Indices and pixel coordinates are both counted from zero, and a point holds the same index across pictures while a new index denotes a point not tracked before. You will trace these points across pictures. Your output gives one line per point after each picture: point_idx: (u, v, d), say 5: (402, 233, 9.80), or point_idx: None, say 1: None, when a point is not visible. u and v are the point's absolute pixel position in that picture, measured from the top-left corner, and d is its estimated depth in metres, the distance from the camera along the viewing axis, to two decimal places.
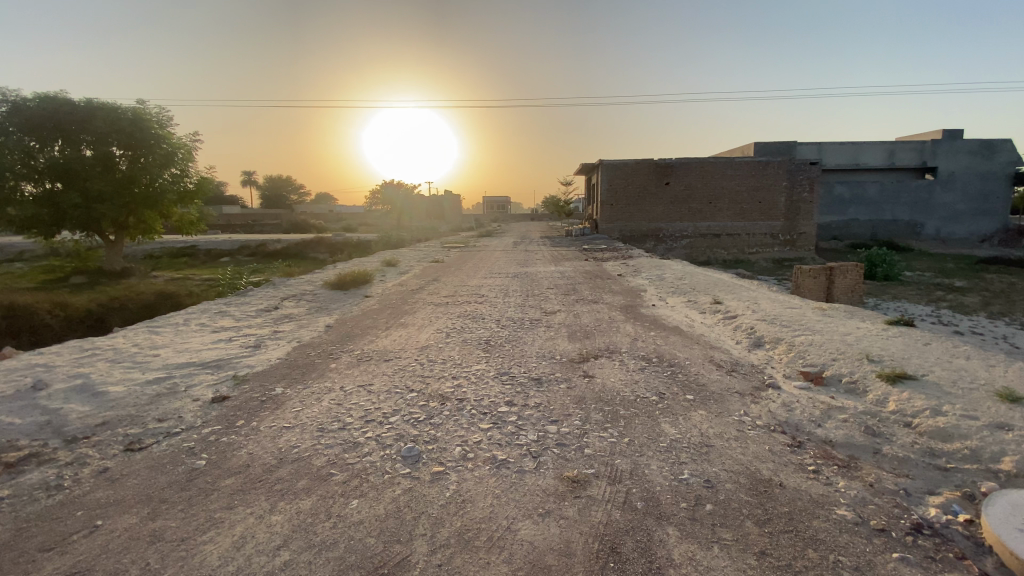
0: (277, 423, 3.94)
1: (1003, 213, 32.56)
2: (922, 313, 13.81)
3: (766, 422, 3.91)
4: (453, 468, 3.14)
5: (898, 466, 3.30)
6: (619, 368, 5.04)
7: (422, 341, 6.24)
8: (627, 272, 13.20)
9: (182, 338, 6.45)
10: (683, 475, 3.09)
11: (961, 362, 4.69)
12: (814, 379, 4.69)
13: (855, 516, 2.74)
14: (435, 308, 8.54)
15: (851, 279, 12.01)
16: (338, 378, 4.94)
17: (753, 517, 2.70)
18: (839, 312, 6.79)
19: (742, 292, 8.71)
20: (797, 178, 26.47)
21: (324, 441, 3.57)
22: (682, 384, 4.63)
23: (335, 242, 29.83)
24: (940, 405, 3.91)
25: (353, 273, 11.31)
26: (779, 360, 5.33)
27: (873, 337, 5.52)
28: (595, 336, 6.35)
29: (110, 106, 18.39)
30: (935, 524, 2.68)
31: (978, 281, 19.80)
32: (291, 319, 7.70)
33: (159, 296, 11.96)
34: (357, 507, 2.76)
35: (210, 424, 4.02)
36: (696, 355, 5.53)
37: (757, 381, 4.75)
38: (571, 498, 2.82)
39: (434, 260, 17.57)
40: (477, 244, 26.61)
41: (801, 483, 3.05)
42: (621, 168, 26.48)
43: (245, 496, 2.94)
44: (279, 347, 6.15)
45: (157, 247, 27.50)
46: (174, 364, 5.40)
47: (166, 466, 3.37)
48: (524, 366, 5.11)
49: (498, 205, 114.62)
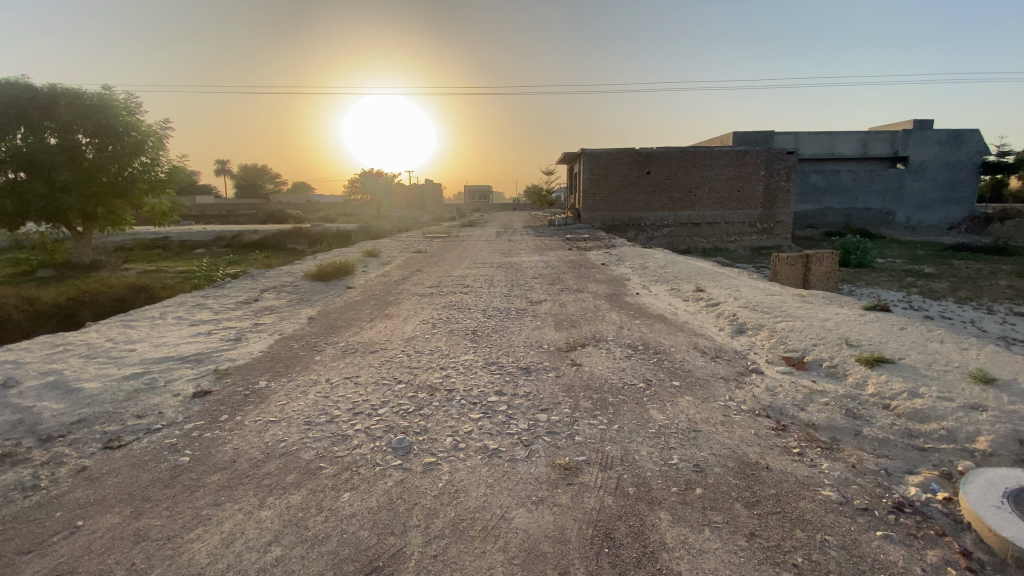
0: (262, 417, 3.86)
1: (971, 200, 33.54)
2: (894, 298, 14.22)
3: (751, 406, 3.98)
4: (444, 458, 3.13)
5: (878, 447, 3.41)
6: (606, 356, 5.08)
7: (408, 332, 6.20)
8: (610, 260, 13.28)
9: (159, 332, 6.27)
10: (672, 460, 3.13)
11: (936, 346, 4.84)
12: (796, 364, 4.79)
13: (840, 496, 2.81)
14: (419, 298, 8.46)
15: (827, 266, 12.29)
16: (324, 370, 4.87)
17: (742, 499, 2.75)
18: (818, 298, 6.94)
19: (724, 280, 8.83)
20: (775, 167, 26.88)
21: (312, 435, 3.52)
22: (667, 370, 4.69)
23: (314, 233, 29.33)
24: (917, 387, 4.03)
25: (334, 264, 11.15)
26: (761, 346, 5.43)
27: (851, 322, 5.66)
28: (581, 325, 6.38)
29: (75, 93, 17.70)
30: (916, 503, 2.78)
31: (947, 267, 20.46)
32: (273, 312, 7.56)
33: (132, 289, 11.61)
34: (348, 500, 2.73)
35: (192, 419, 3.93)
36: (681, 342, 5.60)
37: (740, 366, 4.84)
38: (563, 485, 2.84)
39: (416, 250, 17.41)
40: (459, 234, 26.48)
41: (787, 466, 3.12)
42: (603, 157, 26.50)
43: (232, 492, 2.88)
44: (261, 340, 6.04)
45: (128, 239, 26.64)
46: (152, 359, 5.26)
47: (148, 463, 3.28)
48: (512, 356, 5.11)
49: (480, 195, 113.96)
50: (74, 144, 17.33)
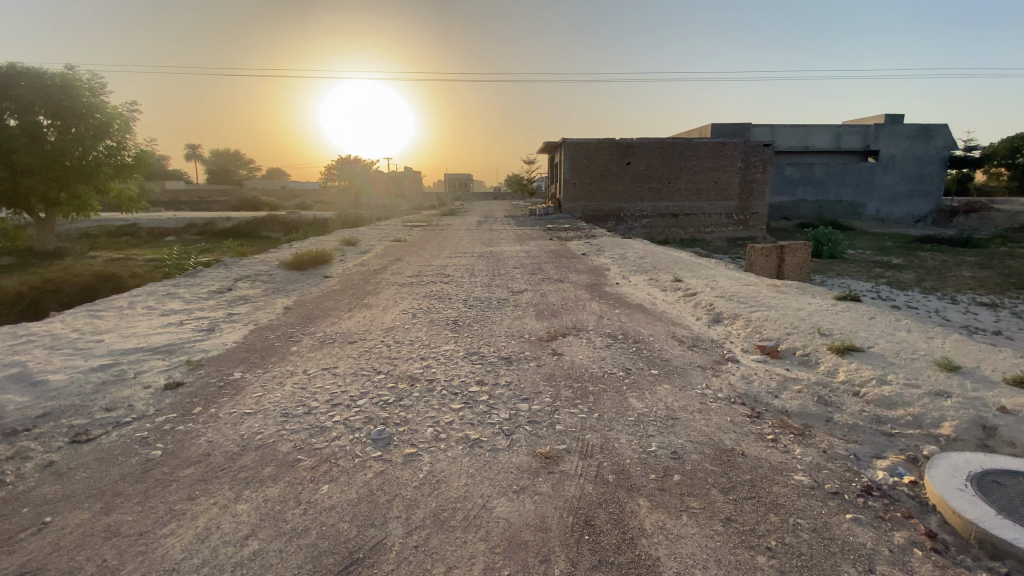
0: (238, 409, 3.78)
1: (937, 194, 34.70)
2: (864, 289, 14.68)
3: (727, 394, 4.06)
4: (426, 449, 3.12)
5: (848, 433, 3.53)
6: (586, 346, 5.10)
7: (388, 322, 6.13)
8: (591, 251, 13.33)
9: (127, 323, 6.06)
10: (650, 447, 3.17)
11: (904, 335, 5.01)
12: (771, 353, 4.87)
13: (812, 481, 2.90)
14: (399, 288, 8.39)
15: (799, 257, 12.64)
16: (301, 361, 4.77)
17: (718, 485, 2.81)
18: (792, 288, 7.10)
19: (701, 270, 8.96)
20: (751, 159, 27.29)
21: (289, 427, 3.46)
22: (646, 359, 4.74)
23: (290, 220, 28.72)
24: (885, 375, 4.18)
25: (311, 252, 10.93)
26: (738, 335, 5.52)
27: (823, 311, 5.82)
28: (562, 315, 6.40)
29: (35, 72, 16.89)
30: (883, 487, 2.90)
31: (913, 258, 21.17)
32: (247, 301, 7.37)
33: (98, 278, 11.21)
34: (328, 493, 2.70)
35: (164, 411, 3.82)
36: (660, 332, 5.66)
37: (718, 355, 4.91)
38: (544, 474, 2.85)
39: (396, 239, 17.24)
40: (439, 222, 26.33)
41: (762, 452, 3.19)
42: (584, 146, 26.49)
43: (207, 486, 2.82)
44: (235, 330, 5.89)
45: (93, 225, 25.68)
46: (120, 350, 5.08)
47: (118, 458, 3.19)
48: (493, 345, 5.10)
49: (459, 183, 113.10)
50: (35, 127, 16.56)
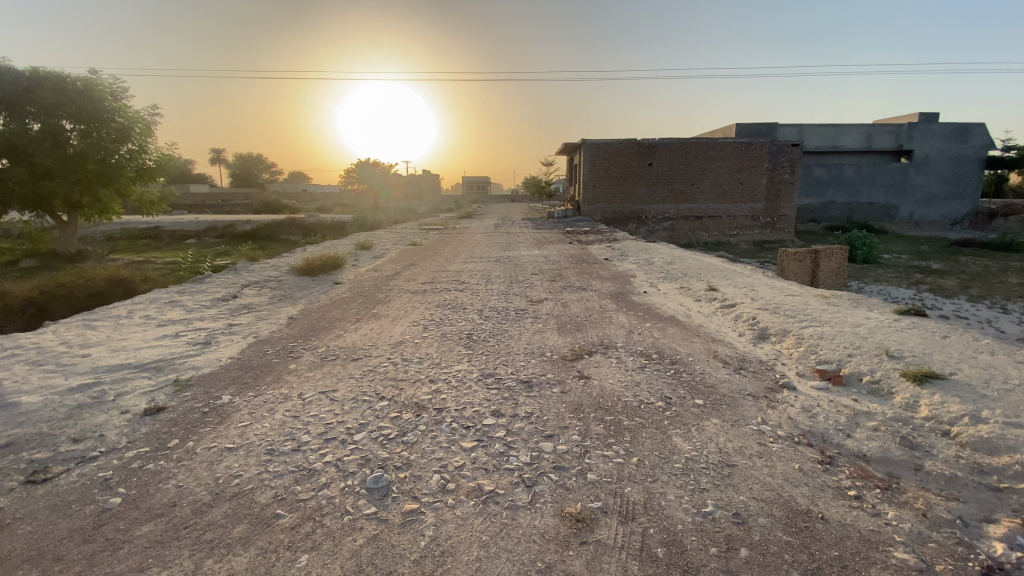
0: (217, 444, 3.27)
1: (975, 195, 33.10)
2: (905, 297, 13.74)
3: (789, 432, 3.44)
4: (429, 505, 2.56)
5: (945, 487, 2.89)
6: (616, 367, 4.50)
7: (396, 336, 5.60)
8: (614, 255, 12.71)
9: (119, 334, 5.66)
10: (706, 507, 2.57)
11: (988, 359, 4.29)
12: (832, 380, 4.21)
13: (918, 560, 2.27)
14: (411, 296, 7.88)
15: (835, 262, 11.89)
16: (297, 383, 4.26)
17: (799, 566, 2.19)
18: (843, 299, 6.39)
19: (737, 278, 8.26)
20: (779, 160, 26.27)
21: (272, 469, 2.94)
22: (688, 386, 4.10)
23: (308, 223, 28.66)
24: (979, 411, 3.48)
25: (322, 257, 10.51)
26: (789, 355, 4.85)
27: (887, 329, 5.11)
28: (587, 329, 5.80)
29: (57, 75, 16.94)
30: (1011, 568, 2.24)
31: (954, 263, 20.02)
32: (250, 310, 6.95)
33: (111, 283, 11.01)
34: (305, 566, 2.17)
35: (136, 445, 3.35)
36: (699, 350, 5.02)
37: (769, 381, 4.26)
38: (575, 545, 2.28)
39: (411, 243, 16.85)
40: (456, 226, 25.97)
41: (846, 516, 2.56)
42: (604, 147, 25.81)
43: (164, 552, 2.31)
44: (232, 344, 5.43)
45: (117, 228, 26.03)
46: (105, 367, 4.66)
47: (70, 507, 2.71)
48: (511, 366, 4.53)
49: (477, 186, 113.15)
50: (57, 130, 16.68)
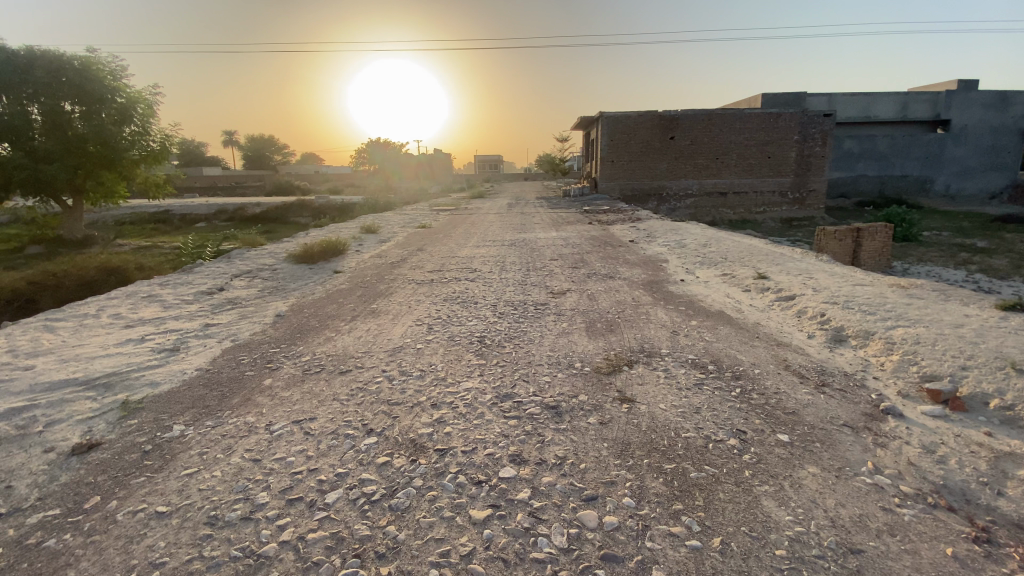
0: (146, 507, 2.43)
1: (1015, 167, 31.18)
2: (955, 279, 12.58)
3: (916, 487, 2.52)
4: None
5: None
6: (666, 386, 3.57)
7: (395, 340, 4.74)
8: (640, 237, 11.71)
9: (77, 340, 4.86)
10: None
11: None
12: (950, 404, 3.25)
13: None
14: (416, 287, 7.01)
15: (879, 241, 10.77)
16: (268, 408, 3.42)
17: None
18: (925, 291, 5.35)
19: (786, 263, 7.22)
20: (810, 132, 24.62)
21: (207, 557, 2.09)
22: (764, 414, 3.17)
23: (319, 205, 27.91)
24: None
25: (323, 242, 9.66)
26: (881, 367, 3.89)
27: (998, 331, 4.09)
28: (621, 330, 4.86)
29: (54, 54, 16.13)
30: None
31: (1001, 240, 18.59)
32: (235, 307, 6.14)
33: (104, 271, 10.32)
34: None
35: (44, 504, 2.49)
36: (764, 359, 4.07)
37: (867, 405, 3.31)
38: None
39: (421, 225, 15.99)
40: (469, 206, 24.92)
41: None
42: (623, 121, 24.37)
43: None
44: (204, 351, 4.61)
45: (126, 213, 25.47)
46: (45, 385, 3.81)
47: None
48: (535, 384, 3.62)
49: (490, 165, 111.49)
50: (56, 111, 15.94)
